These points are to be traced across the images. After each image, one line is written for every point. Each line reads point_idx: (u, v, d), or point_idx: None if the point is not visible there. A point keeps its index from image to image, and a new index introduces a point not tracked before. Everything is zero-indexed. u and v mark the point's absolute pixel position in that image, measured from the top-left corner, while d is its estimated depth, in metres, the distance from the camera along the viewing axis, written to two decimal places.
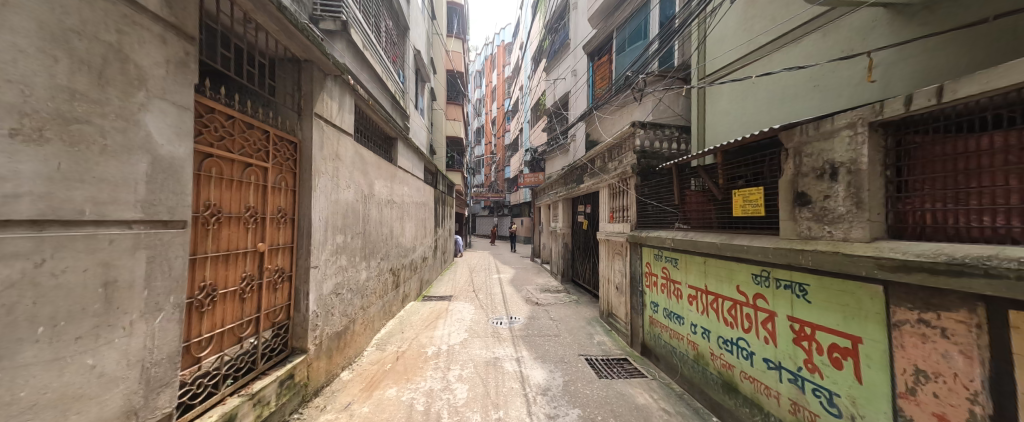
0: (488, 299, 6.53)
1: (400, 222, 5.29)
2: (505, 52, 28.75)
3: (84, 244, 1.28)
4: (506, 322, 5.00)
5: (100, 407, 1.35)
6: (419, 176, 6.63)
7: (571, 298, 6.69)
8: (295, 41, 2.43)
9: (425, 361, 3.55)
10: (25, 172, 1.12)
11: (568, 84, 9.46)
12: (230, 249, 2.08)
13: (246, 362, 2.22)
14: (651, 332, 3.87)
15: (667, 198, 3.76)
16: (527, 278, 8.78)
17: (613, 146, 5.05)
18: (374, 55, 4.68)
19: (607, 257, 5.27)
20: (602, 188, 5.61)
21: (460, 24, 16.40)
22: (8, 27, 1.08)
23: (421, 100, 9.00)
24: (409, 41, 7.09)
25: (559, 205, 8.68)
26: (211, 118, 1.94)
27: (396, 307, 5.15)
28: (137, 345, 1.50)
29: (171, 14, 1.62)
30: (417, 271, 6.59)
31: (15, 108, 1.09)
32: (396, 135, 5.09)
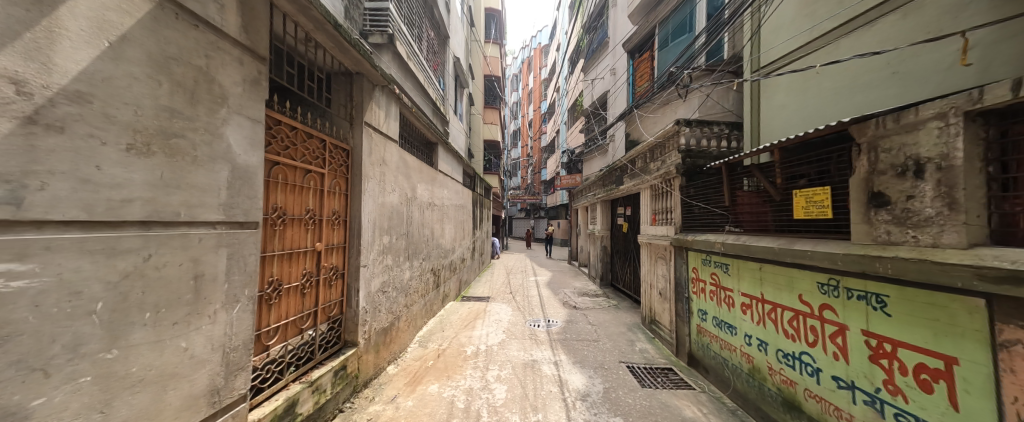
0: (525, 301, 6.53)
1: (441, 224, 5.48)
2: (540, 54, 28.79)
3: (179, 242, 1.48)
4: (544, 325, 4.96)
5: (190, 385, 1.54)
6: (457, 179, 6.82)
7: (609, 302, 6.50)
8: (348, 56, 2.62)
9: (465, 360, 3.63)
10: (135, 180, 1.32)
11: (606, 83, 9.24)
12: (293, 248, 2.28)
13: (306, 352, 2.41)
14: (699, 341, 3.64)
15: (717, 200, 3.53)
16: (563, 281, 8.68)
17: (655, 145, 4.86)
18: (417, 64, 4.90)
19: (648, 261, 5.06)
20: (642, 189, 5.38)
21: (498, 30, 16.69)
22: (124, 59, 1.28)
23: (459, 106, 9.22)
24: (448, 50, 7.34)
25: (597, 207, 8.47)
26: (278, 129, 2.15)
27: (437, 306, 5.33)
28: (219, 331, 1.69)
29: (247, 39, 1.82)
30: (456, 272, 6.76)
31: (128, 126, 1.30)
32: (437, 140, 5.29)
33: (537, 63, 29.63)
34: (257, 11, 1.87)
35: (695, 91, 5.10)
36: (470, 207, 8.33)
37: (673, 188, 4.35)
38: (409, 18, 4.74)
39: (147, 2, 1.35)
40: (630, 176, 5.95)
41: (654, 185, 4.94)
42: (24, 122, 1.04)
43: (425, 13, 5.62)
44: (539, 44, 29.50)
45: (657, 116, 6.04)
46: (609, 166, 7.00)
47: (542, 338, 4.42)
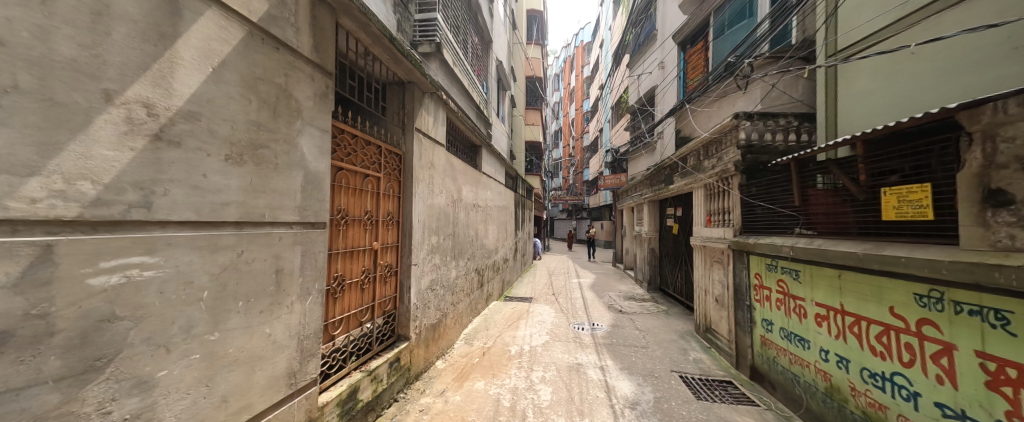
0: (569, 303, 6.45)
1: (484, 225, 5.60)
2: (582, 52, 28.26)
3: (264, 240, 1.68)
4: (589, 329, 4.86)
5: (273, 366, 1.74)
6: (500, 180, 6.92)
7: (658, 307, 6.20)
8: (401, 66, 2.78)
9: (509, 359, 3.67)
10: (231, 186, 1.52)
11: (654, 78, 8.81)
12: (354, 247, 2.46)
13: (365, 343, 2.60)
14: (764, 354, 3.33)
15: (786, 199, 3.21)
16: (607, 284, 8.43)
17: (710, 141, 4.55)
18: (462, 70, 5.06)
19: (702, 265, 4.74)
20: (695, 188, 5.06)
21: (539, 31, 16.67)
22: (223, 81, 1.49)
23: (501, 108, 9.35)
24: (491, 54, 7.51)
25: (644, 208, 8.12)
26: (342, 138, 2.34)
27: (481, 305, 5.47)
28: (295, 320, 1.89)
29: (317, 57, 2.01)
30: (499, 272, 6.88)
31: (226, 140, 1.50)
32: (480, 143, 5.43)
33: (579, 61, 29.04)
34: (325, 31, 2.06)
35: (757, 81, 4.69)
36: (513, 208, 8.41)
37: (731, 187, 4.03)
38: (455, 26, 4.91)
39: (240, 31, 1.55)
40: (681, 174, 5.62)
41: (708, 184, 4.63)
42: (152, 139, 1.24)
43: (470, 19, 5.79)
44: (581, 40, 28.88)
45: (712, 110, 5.63)
46: (657, 164, 6.67)
47: (587, 341, 4.33)
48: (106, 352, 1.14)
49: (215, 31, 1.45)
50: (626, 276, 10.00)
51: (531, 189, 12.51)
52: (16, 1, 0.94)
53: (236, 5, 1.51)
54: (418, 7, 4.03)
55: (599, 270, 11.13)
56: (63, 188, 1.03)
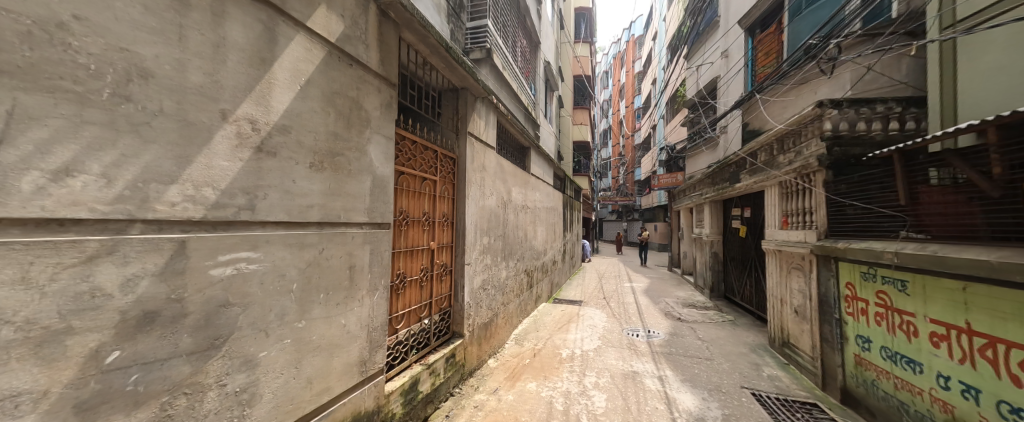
0: (621, 308, 6.22)
1: (533, 226, 5.62)
2: (633, 47, 27.07)
3: (340, 239, 1.86)
4: (645, 336, 4.63)
5: (347, 354, 1.91)
6: (548, 181, 6.89)
7: (721, 316, 5.71)
8: (455, 73, 2.90)
9: (561, 363, 3.62)
10: (313, 190, 1.71)
11: (717, 67, 8.17)
12: (414, 246, 2.61)
13: (424, 338, 2.73)
14: (859, 376, 2.91)
15: (888, 197, 2.77)
16: (662, 290, 7.96)
17: (786, 134, 4.09)
18: (511, 74, 5.14)
19: (777, 272, 4.27)
20: (767, 187, 4.58)
21: (587, 29, 16.35)
22: (308, 97, 1.68)
23: (549, 108, 9.33)
24: (539, 56, 7.54)
25: (705, 209, 7.55)
26: (404, 144, 2.50)
27: (531, 306, 5.49)
28: (366, 313, 2.06)
29: (384, 70, 2.18)
30: (548, 274, 6.84)
31: (310, 149, 1.69)
32: (529, 145, 5.46)
33: (628, 56, 27.87)
34: (390, 45, 2.22)
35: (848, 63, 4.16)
36: (561, 210, 8.33)
37: (814, 184, 3.58)
38: (504, 31, 5.01)
39: (321, 52, 1.74)
40: (749, 172, 5.13)
41: (783, 181, 4.16)
42: (255, 151, 1.44)
43: (519, 23, 5.87)
44: (631, 34, 27.72)
45: (788, 99, 5.08)
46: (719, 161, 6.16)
47: (643, 349, 4.14)
48: (223, 333, 1.35)
49: (302, 53, 1.64)
50: (683, 282, 9.34)
51: (579, 190, 12.29)
52: (162, 41, 1.15)
53: (318, 29, 1.70)
54: (470, 15, 4.19)
55: (652, 275, 10.55)
56: (192, 193, 1.24)
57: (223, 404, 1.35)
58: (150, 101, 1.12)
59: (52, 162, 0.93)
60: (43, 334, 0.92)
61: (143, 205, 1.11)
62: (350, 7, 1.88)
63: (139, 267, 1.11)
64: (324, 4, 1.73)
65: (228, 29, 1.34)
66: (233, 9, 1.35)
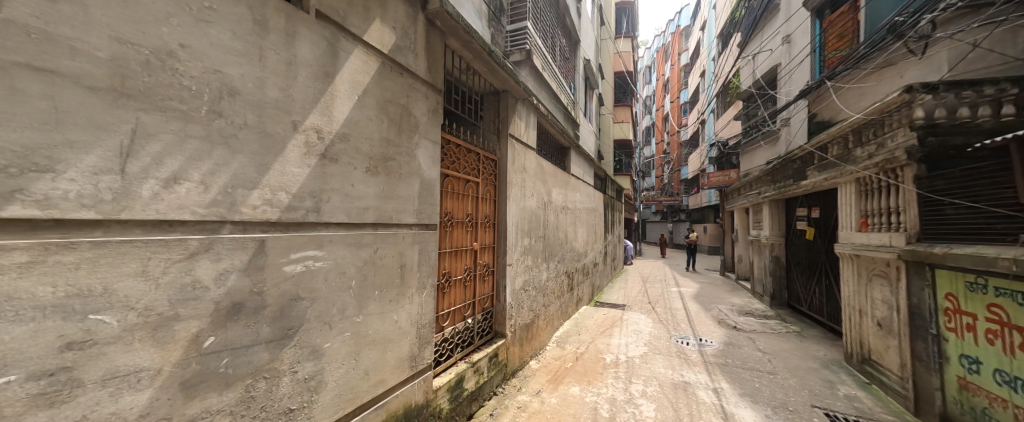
0: (668, 314, 5.92)
1: (574, 228, 5.55)
2: (679, 38, 25.62)
3: (392, 239, 1.97)
4: (696, 344, 4.37)
5: (400, 348, 2.02)
6: (588, 182, 6.75)
7: (783, 327, 5.21)
8: (496, 76, 2.95)
9: (605, 368, 3.53)
10: (369, 193, 1.82)
11: (779, 54, 7.52)
12: (458, 246, 2.68)
13: (468, 336, 2.80)
14: (965, 402, 2.52)
15: (1002, 193, 2.40)
16: (713, 296, 7.44)
17: (863, 125, 3.62)
18: (550, 74, 5.12)
19: (853, 279, 3.81)
20: (841, 184, 4.10)
21: (629, 24, 15.80)
22: (364, 106, 1.79)
23: (588, 107, 9.16)
24: (579, 54, 7.44)
25: (763, 209, 6.95)
26: (448, 147, 2.59)
27: (572, 309, 5.43)
28: (415, 310, 2.15)
29: (431, 77, 2.27)
30: (589, 276, 6.72)
31: (366, 155, 1.81)
32: (569, 145, 5.39)
33: (673, 48, 26.43)
34: (436, 53, 2.31)
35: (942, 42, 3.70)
36: (602, 211, 8.13)
37: (903, 180, 3.14)
38: (544, 31, 5.02)
39: (376, 63, 1.85)
40: (818, 167, 4.63)
41: (862, 177, 3.71)
42: (320, 158, 1.57)
43: (558, 22, 5.83)
44: (676, 25, 26.30)
45: (866, 86, 4.67)
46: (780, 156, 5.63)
47: (694, 358, 3.91)
48: (294, 323, 1.48)
49: (360, 65, 1.76)
50: (737, 288, 8.65)
51: (620, 190, 11.90)
52: (246, 62, 1.30)
53: (374, 42, 1.82)
54: (510, 18, 4.26)
55: (701, 280, 9.91)
56: (270, 197, 1.37)
57: (296, 389, 1.49)
58: (237, 115, 1.27)
59: (164, 171, 1.07)
60: (158, 319, 1.07)
61: (232, 208, 1.25)
62: (401, 19, 1.99)
63: (229, 263, 1.25)
64: (379, 19, 1.85)
65: (299, 48, 1.48)
66: (302, 29, 1.49)
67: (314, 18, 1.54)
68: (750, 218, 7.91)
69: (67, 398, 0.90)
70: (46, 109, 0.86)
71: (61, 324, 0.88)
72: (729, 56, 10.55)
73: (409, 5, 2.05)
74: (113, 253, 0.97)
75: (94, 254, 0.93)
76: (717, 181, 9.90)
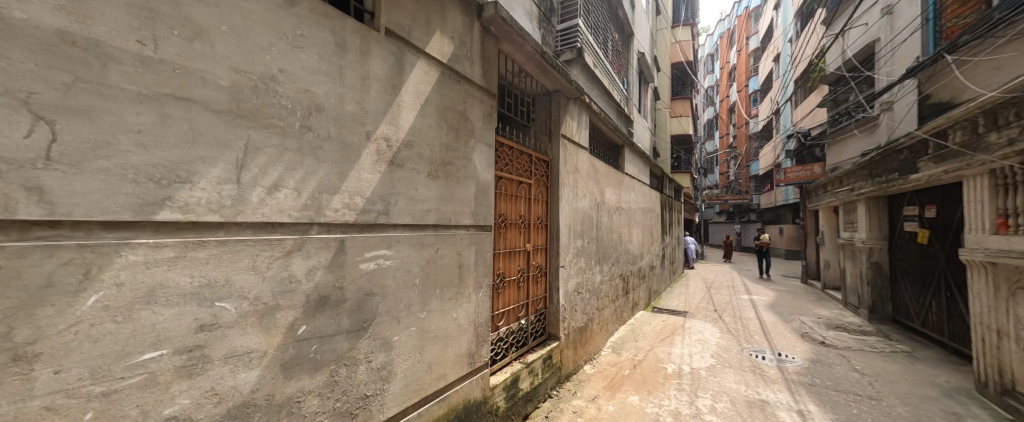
0: (738, 324, 5.41)
1: (628, 229, 5.33)
2: (747, 20, 23.21)
3: (452, 239, 2.06)
4: (774, 360, 3.92)
5: (458, 344, 2.10)
6: (644, 181, 6.44)
7: (884, 346, 4.47)
8: (548, 76, 2.96)
9: (666, 379, 3.32)
10: (430, 196, 1.92)
11: (887, 28, 6.52)
12: (511, 247, 2.72)
13: (522, 337, 2.82)
14: None
15: None
16: (791, 307, 6.62)
17: (1000, 104, 2.96)
18: (602, 70, 5.00)
19: (988, 292, 3.13)
20: (969, 177, 3.40)
21: (688, 10, 14.76)
22: (426, 113, 1.90)
23: (643, 102, 8.74)
24: (633, 47, 7.15)
25: (857, 208, 6.01)
26: (502, 150, 2.63)
27: (627, 314, 5.23)
28: (472, 309, 2.22)
29: (486, 82, 2.34)
30: (645, 280, 6.40)
31: (427, 160, 1.91)
32: (623, 143, 5.19)
33: (740, 31, 24.02)
34: (490, 58, 2.37)
35: None
36: (659, 211, 7.69)
37: None
38: (596, 27, 4.92)
39: (436, 72, 1.95)
40: (934, 158, 3.90)
41: (999, 168, 3.04)
42: (389, 164, 1.70)
43: (611, 17, 5.67)
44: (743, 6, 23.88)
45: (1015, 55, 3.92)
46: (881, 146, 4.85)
47: (771, 374, 3.52)
48: (369, 317, 1.61)
49: (422, 76, 1.87)
50: (822, 298, 7.60)
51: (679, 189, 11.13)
52: (329, 79, 1.45)
53: (435, 52, 1.92)
54: (561, 17, 4.26)
55: (776, 288, 8.88)
56: (348, 201, 1.52)
57: (371, 377, 1.62)
58: (322, 128, 1.42)
59: (268, 180, 1.24)
60: (264, 308, 1.23)
61: (318, 211, 1.41)
62: (458, 29, 2.08)
63: (317, 260, 1.41)
64: (439, 30, 1.95)
65: (371, 64, 1.61)
66: (374, 46, 1.63)
67: (384, 35, 1.67)
68: (839, 218, 6.90)
69: (200, 371, 1.08)
70: (185, 130, 1.03)
71: (195, 309, 1.06)
72: (809, 35, 9.36)
73: (465, 15, 2.13)
74: (232, 250, 1.14)
75: (219, 251, 1.11)
76: (796, 177, 8.92)
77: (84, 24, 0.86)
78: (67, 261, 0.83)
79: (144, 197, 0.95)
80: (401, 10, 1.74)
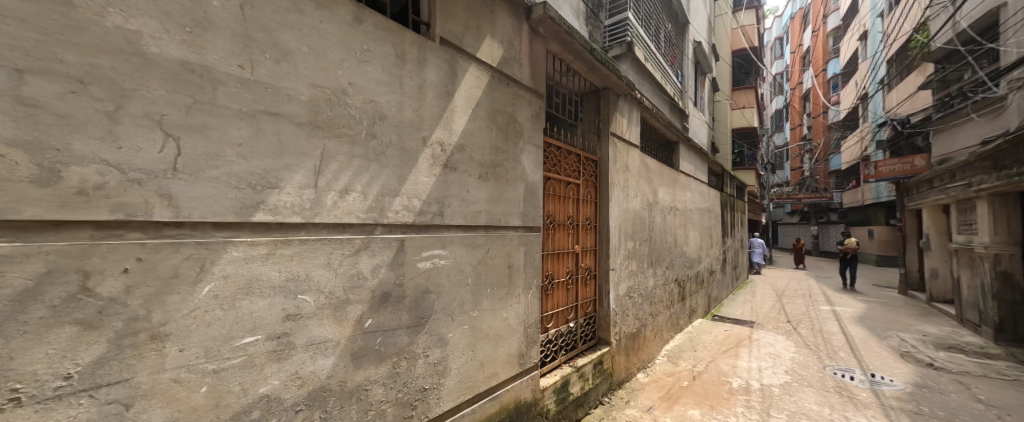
0: (816, 338, 4.81)
1: (684, 231, 5.00)
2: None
3: (501, 240, 2.09)
4: (866, 381, 3.41)
5: (509, 344, 2.12)
6: (701, 179, 6.00)
7: (1015, 373, 3.68)
8: (597, 73, 2.89)
9: (731, 394, 3.06)
10: (481, 197, 1.97)
11: None
12: (560, 249, 2.69)
13: (572, 340, 2.77)
14: None
15: None
16: (885, 321, 5.72)
17: None
18: (654, 63, 4.77)
19: None
20: None
21: None
22: (476, 117, 1.95)
23: (699, 94, 8.16)
24: (688, 37, 6.72)
25: (975, 206, 5.03)
26: (550, 151, 2.62)
27: (684, 321, 4.90)
28: (522, 310, 2.23)
29: (534, 83, 2.34)
30: (704, 286, 5.96)
31: (478, 163, 1.96)
32: (677, 138, 4.88)
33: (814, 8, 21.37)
34: (538, 59, 2.37)
35: None
36: (718, 211, 7.11)
37: None
38: (648, 19, 4.71)
39: (486, 76, 2.00)
40: None
41: None
42: (443, 168, 1.77)
43: (663, 7, 5.38)
44: None
45: None
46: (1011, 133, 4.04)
47: (863, 397, 3.07)
48: (426, 313, 1.69)
49: (473, 81, 1.93)
50: (927, 313, 6.46)
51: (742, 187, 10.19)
52: (390, 89, 1.54)
53: (485, 57, 1.96)
54: (609, 12, 4.17)
55: (864, 299, 7.73)
56: (407, 203, 1.60)
57: (428, 371, 1.69)
58: (385, 136, 1.52)
59: (339, 184, 1.35)
60: (337, 301, 1.35)
61: (382, 212, 1.50)
62: (508, 32, 2.11)
63: (380, 259, 1.50)
64: (489, 35, 1.99)
65: (427, 73, 1.70)
66: (430, 56, 1.71)
67: (439, 45, 1.75)
68: (951, 219, 5.82)
69: (286, 356, 1.20)
70: (274, 142, 1.16)
71: (283, 301, 1.19)
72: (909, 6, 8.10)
73: (514, 18, 2.16)
74: (311, 248, 1.26)
75: (301, 249, 1.23)
76: (891, 171, 7.92)
77: (200, 54, 1.00)
78: (189, 256, 0.98)
79: (244, 201, 1.09)
80: (454, 19, 1.81)
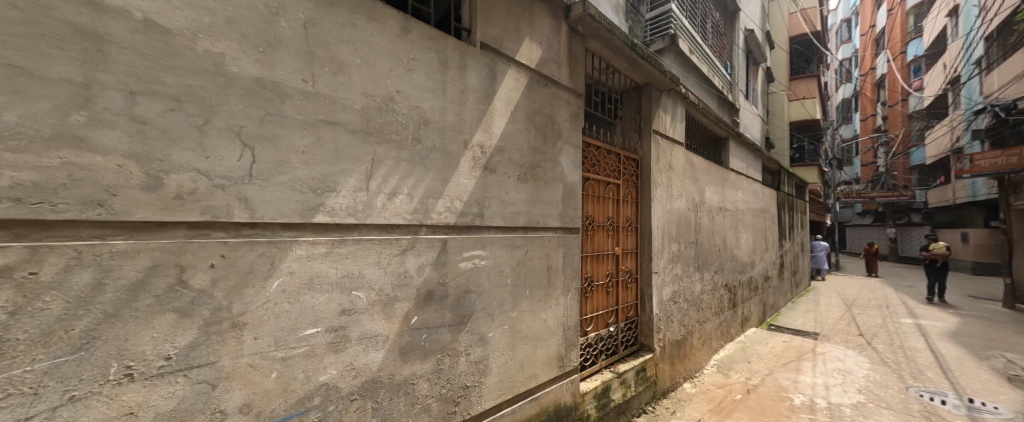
0: (895, 355, 4.25)
1: (735, 232, 4.67)
2: None
3: (540, 241, 2.09)
4: (961, 407, 2.96)
5: (548, 346, 2.11)
6: (754, 177, 5.58)
7: None
8: (638, 69, 2.79)
9: (792, 412, 2.80)
10: (520, 199, 1.98)
11: None
12: (599, 250, 2.63)
13: (612, 345, 2.70)
14: None
15: None
16: (985, 339, 4.92)
17: None
18: (700, 56, 4.52)
19: None
20: None
21: None
22: (515, 118, 1.96)
23: (750, 85, 7.58)
24: (738, 25, 6.27)
25: None
26: (589, 151, 2.57)
27: (736, 330, 4.57)
28: (561, 312, 2.21)
29: (573, 82, 2.32)
30: (758, 293, 5.51)
31: (517, 164, 1.97)
32: (727, 134, 4.57)
33: None
34: (577, 57, 2.34)
35: None
36: (774, 212, 6.54)
37: None
38: (693, 9, 4.48)
39: (525, 78, 2.01)
40: None
41: None
42: (483, 170, 1.80)
43: None
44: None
45: None
46: None
47: None
48: (468, 312, 1.73)
49: (512, 83, 1.94)
50: None
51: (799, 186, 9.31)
52: (434, 94, 1.60)
53: (524, 59, 1.98)
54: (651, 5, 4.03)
55: (956, 313, 6.71)
56: (450, 205, 1.65)
57: (469, 369, 1.73)
58: (429, 140, 1.58)
59: (388, 187, 1.42)
60: (386, 298, 1.42)
61: (426, 214, 1.56)
62: (546, 33, 2.11)
63: (425, 259, 1.56)
64: (528, 37, 2.00)
65: (468, 78, 1.74)
66: (471, 61, 1.75)
67: (480, 49, 1.79)
68: None
69: (342, 347, 1.29)
70: (332, 149, 1.25)
71: (340, 296, 1.28)
72: None
73: (553, 18, 2.15)
74: (364, 248, 1.35)
75: (355, 248, 1.32)
76: (990, 165, 6.81)
77: (270, 71, 1.10)
78: (262, 253, 1.08)
79: (307, 203, 1.18)
80: (494, 23, 1.83)
